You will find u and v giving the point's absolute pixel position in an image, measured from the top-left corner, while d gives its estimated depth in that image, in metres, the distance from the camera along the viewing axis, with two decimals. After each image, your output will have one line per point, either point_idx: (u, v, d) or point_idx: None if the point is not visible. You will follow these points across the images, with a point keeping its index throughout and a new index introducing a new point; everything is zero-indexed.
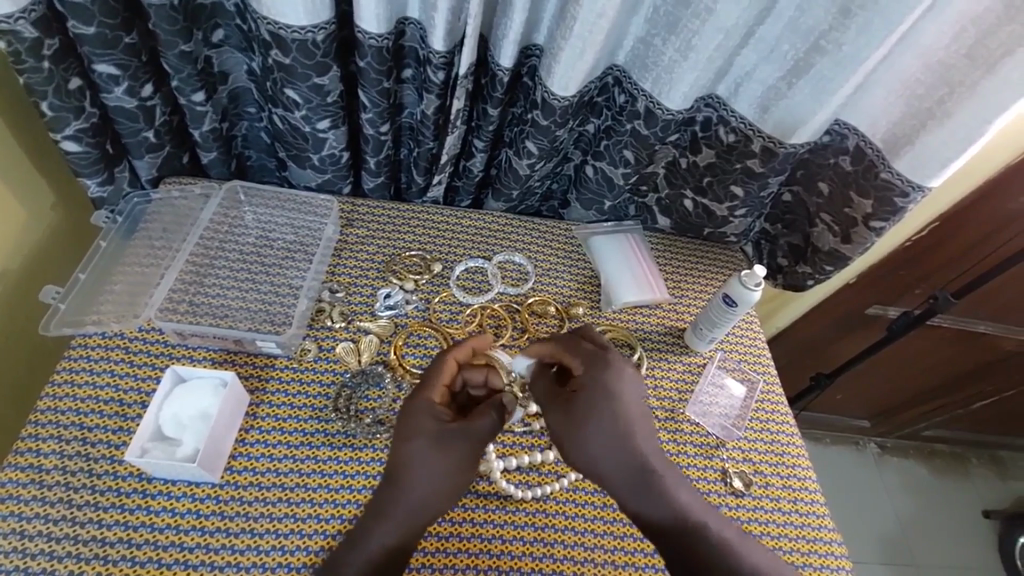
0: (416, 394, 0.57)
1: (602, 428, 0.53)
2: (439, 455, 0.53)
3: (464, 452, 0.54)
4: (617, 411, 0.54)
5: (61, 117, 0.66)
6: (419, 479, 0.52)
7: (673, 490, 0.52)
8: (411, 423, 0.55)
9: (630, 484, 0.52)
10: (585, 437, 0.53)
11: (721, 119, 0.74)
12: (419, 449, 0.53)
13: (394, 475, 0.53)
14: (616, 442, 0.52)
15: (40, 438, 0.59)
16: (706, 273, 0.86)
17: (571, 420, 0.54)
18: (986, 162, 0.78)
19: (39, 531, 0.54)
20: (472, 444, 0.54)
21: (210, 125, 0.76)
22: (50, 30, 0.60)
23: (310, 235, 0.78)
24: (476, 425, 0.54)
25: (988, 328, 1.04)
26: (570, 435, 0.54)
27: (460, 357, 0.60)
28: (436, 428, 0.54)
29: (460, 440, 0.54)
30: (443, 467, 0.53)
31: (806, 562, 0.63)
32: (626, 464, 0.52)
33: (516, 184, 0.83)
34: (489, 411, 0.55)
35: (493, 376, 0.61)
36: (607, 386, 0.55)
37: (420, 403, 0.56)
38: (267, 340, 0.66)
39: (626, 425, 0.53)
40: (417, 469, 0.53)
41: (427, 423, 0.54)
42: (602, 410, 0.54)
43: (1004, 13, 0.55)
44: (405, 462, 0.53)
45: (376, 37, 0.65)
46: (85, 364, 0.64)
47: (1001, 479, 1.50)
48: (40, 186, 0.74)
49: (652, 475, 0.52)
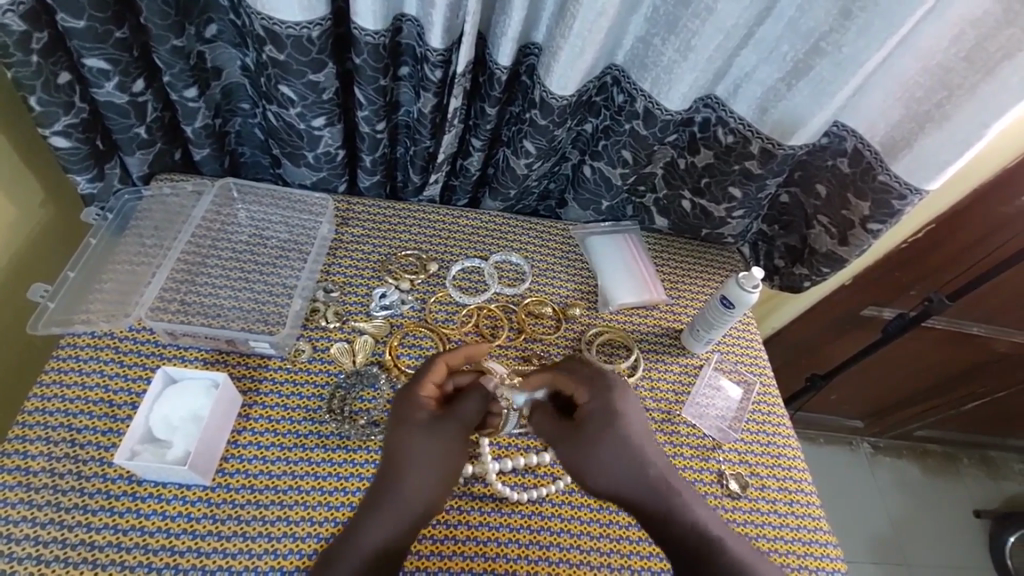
0: (403, 393, 0.58)
1: (632, 435, 0.56)
2: (431, 443, 0.55)
3: (454, 436, 0.56)
4: (629, 434, 0.56)
5: (50, 112, 0.64)
6: (415, 466, 0.54)
7: (687, 505, 0.53)
8: (402, 416, 0.56)
9: (642, 498, 0.54)
10: (593, 464, 0.55)
11: (720, 119, 0.74)
12: (412, 436, 0.55)
13: (392, 466, 0.54)
14: (627, 468, 0.54)
15: (28, 439, 0.58)
16: (704, 274, 0.86)
17: (581, 447, 0.56)
18: (983, 164, 0.78)
19: (27, 534, 0.53)
20: (461, 429, 0.56)
21: (203, 121, 0.75)
22: (39, 23, 0.58)
23: (305, 233, 0.77)
24: (461, 409, 0.57)
25: (980, 329, 1.05)
26: (586, 457, 0.55)
27: (452, 361, 0.60)
28: (425, 418, 0.56)
29: (449, 424, 0.56)
30: (439, 451, 0.55)
31: (801, 565, 0.63)
32: (637, 487, 0.54)
33: (514, 183, 0.82)
34: (473, 393, 0.58)
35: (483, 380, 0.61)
36: (615, 408, 0.57)
37: (405, 401, 0.58)
38: (259, 340, 0.65)
39: (638, 449, 0.55)
40: (411, 455, 0.54)
41: (415, 413, 0.56)
42: (613, 433, 0.56)
43: (1004, 17, 0.55)
44: (402, 454, 0.54)
45: (372, 34, 0.64)
46: (74, 364, 0.63)
47: (992, 480, 1.51)
48: (29, 181, 0.73)
49: (674, 488, 0.54)
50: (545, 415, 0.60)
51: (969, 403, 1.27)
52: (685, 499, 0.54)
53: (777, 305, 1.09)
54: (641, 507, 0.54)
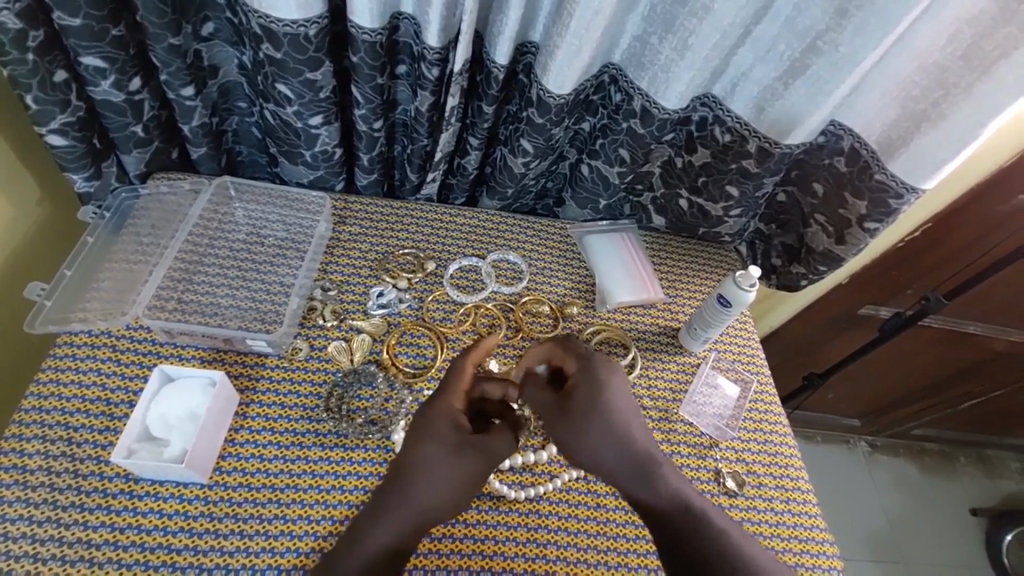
0: (437, 400, 0.55)
1: (620, 408, 0.54)
2: (457, 464, 0.53)
3: (480, 466, 0.53)
4: (617, 407, 0.54)
5: (46, 110, 0.64)
6: (436, 484, 0.52)
7: (672, 481, 0.52)
8: (432, 426, 0.54)
9: (629, 468, 0.52)
10: (586, 441, 0.52)
11: (717, 118, 0.74)
12: (435, 451, 0.53)
13: (409, 474, 0.52)
14: (619, 445, 0.52)
15: (24, 438, 0.58)
16: (701, 273, 0.86)
17: (573, 427, 0.53)
18: (980, 163, 0.78)
19: (23, 533, 0.53)
20: (488, 460, 0.54)
21: (200, 119, 0.74)
22: (35, 22, 0.58)
23: (302, 232, 0.77)
24: (496, 444, 0.54)
25: (978, 328, 1.05)
26: (577, 430, 0.53)
27: (475, 361, 0.59)
28: (454, 436, 0.53)
29: (480, 453, 0.53)
30: (460, 474, 0.53)
31: (798, 562, 0.63)
32: (628, 466, 0.52)
33: (511, 182, 0.82)
34: (506, 430, 0.55)
35: (511, 391, 0.61)
36: (606, 383, 0.55)
37: (437, 408, 0.55)
38: (257, 339, 0.65)
39: (626, 421, 0.53)
40: (433, 470, 0.52)
41: (446, 430, 0.53)
42: (602, 405, 0.54)
43: (1000, 16, 0.55)
44: (421, 464, 0.53)
45: (369, 32, 0.64)
46: (71, 362, 0.63)
47: (989, 479, 1.51)
48: (26, 180, 0.73)
49: (657, 461, 0.53)
50: (533, 389, 0.56)
51: (965, 402, 1.28)
52: (671, 477, 0.52)
53: (774, 304, 1.09)
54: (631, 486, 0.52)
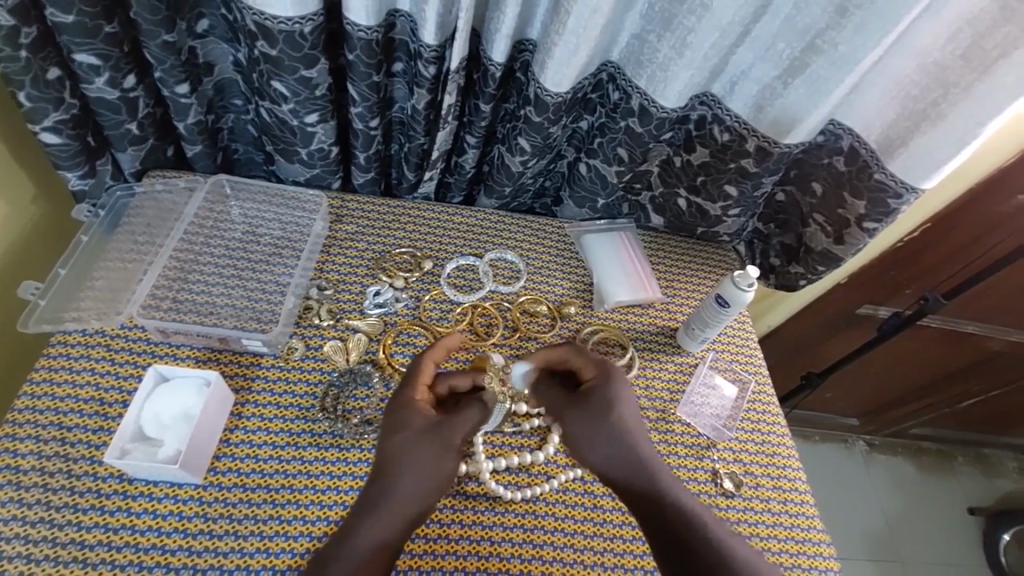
0: (399, 398, 0.57)
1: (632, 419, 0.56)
2: (425, 448, 0.53)
3: (448, 445, 0.54)
4: (629, 419, 0.55)
5: (39, 108, 0.64)
6: (408, 471, 0.52)
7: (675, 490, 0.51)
8: (399, 417, 0.55)
9: (637, 471, 0.52)
10: (599, 432, 0.54)
11: (716, 117, 0.74)
12: (406, 442, 0.53)
13: (381, 471, 0.52)
14: (627, 447, 0.53)
15: (17, 438, 0.58)
16: (700, 272, 0.85)
17: (585, 414, 0.56)
18: (980, 162, 0.77)
19: (16, 533, 0.53)
20: (455, 440, 0.54)
21: (195, 117, 0.74)
22: (28, 18, 0.58)
23: (299, 231, 0.77)
24: (460, 420, 0.55)
25: (977, 328, 1.05)
26: (588, 431, 0.55)
27: (437, 359, 0.61)
28: (421, 421, 0.55)
29: (446, 432, 0.54)
30: (428, 457, 0.53)
31: (794, 563, 0.63)
32: (635, 462, 0.53)
33: (509, 181, 0.82)
34: (475, 404, 0.57)
35: (479, 377, 0.62)
36: (621, 395, 0.57)
37: (402, 400, 0.56)
38: (252, 339, 0.65)
39: (634, 431, 0.54)
40: (401, 459, 0.52)
41: (414, 418, 0.55)
42: (614, 412, 0.55)
43: (1000, 15, 0.55)
44: (391, 457, 0.52)
45: (365, 29, 0.64)
46: (65, 362, 0.63)
47: (986, 478, 1.51)
48: (20, 177, 0.72)
49: (664, 472, 0.53)
50: (548, 387, 0.60)
51: (963, 403, 1.28)
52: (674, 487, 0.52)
53: (773, 304, 1.09)
54: (633, 488, 0.52)
